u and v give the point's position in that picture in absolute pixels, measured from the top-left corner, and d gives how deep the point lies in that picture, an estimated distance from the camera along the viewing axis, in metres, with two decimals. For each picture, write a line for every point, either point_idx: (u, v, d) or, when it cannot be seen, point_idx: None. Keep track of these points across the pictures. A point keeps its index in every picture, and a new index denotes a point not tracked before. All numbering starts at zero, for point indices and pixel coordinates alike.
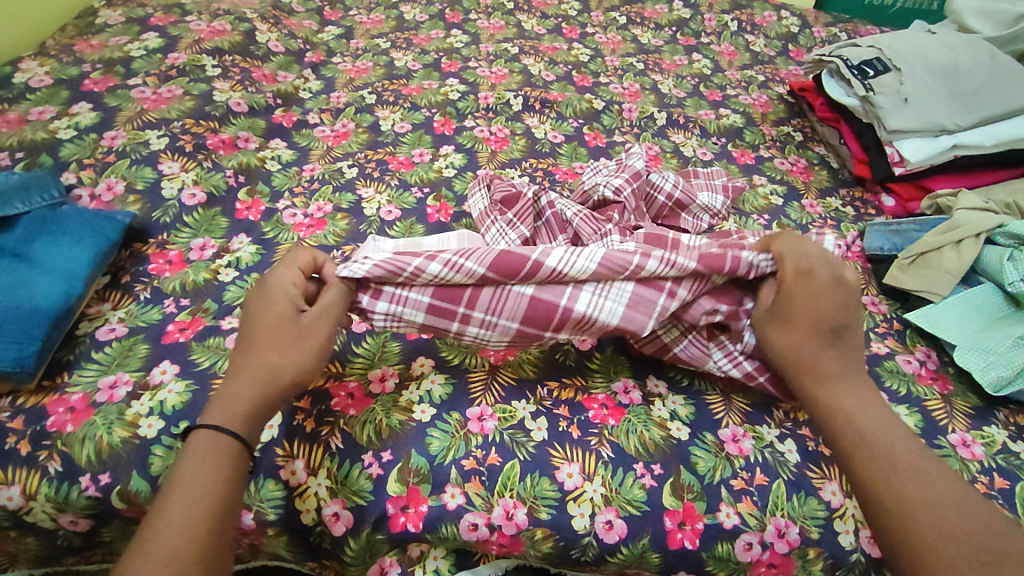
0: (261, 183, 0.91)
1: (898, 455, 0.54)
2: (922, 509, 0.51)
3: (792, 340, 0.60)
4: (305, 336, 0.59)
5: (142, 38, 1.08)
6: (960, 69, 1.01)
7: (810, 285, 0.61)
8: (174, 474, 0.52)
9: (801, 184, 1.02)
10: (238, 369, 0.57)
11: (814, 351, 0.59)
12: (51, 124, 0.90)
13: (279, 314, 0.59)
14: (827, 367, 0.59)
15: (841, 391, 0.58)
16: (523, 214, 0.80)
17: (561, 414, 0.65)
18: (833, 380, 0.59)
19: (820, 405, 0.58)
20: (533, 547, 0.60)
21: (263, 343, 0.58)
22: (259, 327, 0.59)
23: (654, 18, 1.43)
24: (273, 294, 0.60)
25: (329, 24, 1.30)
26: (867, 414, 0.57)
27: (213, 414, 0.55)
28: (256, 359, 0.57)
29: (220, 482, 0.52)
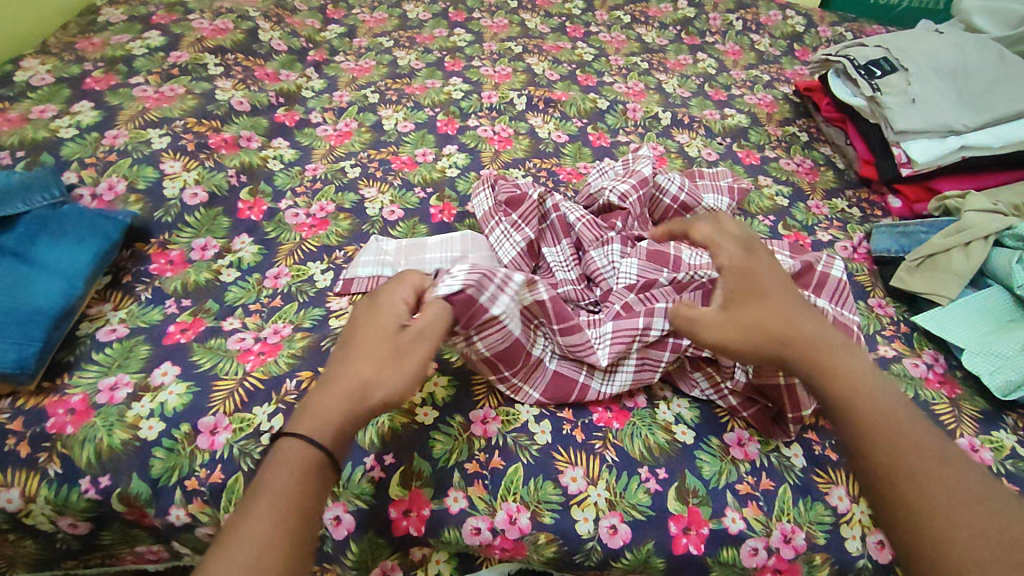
0: (264, 183, 0.91)
1: (886, 423, 0.49)
2: (949, 481, 0.46)
3: (769, 309, 0.56)
4: (406, 355, 0.54)
5: (144, 36, 1.08)
6: (969, 70, 1.00)
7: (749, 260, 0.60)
8: (260, 484, 0.46)
9: (806, 185, 1.01)
10: (335, 380, 0.52)
11: (792, 320, 0.56)
12: (52, 123, 0.89)
13: (387, 330, 0.55)
14: (811, 336, 0.55)
15: (837, 362, 0.53)
16: (528, 216, 0.79)
17: (565, 417, 0.65)
18: (827, 351, 0.54)
19: (822, 380, 0.52)
20: (536, 552, 0.60)
21: (366, 357, 0.53)
22: (365, 341, 0.54)
23: (658, 17, 1.42)
24: (384, 309, 0.56)
25: (332, 22, 1.29)
26: (870, 381, 0.52)
27: (305, 424, 0.49)
28: (356, 372, 0.52)
29: (305, 492, 0.46)
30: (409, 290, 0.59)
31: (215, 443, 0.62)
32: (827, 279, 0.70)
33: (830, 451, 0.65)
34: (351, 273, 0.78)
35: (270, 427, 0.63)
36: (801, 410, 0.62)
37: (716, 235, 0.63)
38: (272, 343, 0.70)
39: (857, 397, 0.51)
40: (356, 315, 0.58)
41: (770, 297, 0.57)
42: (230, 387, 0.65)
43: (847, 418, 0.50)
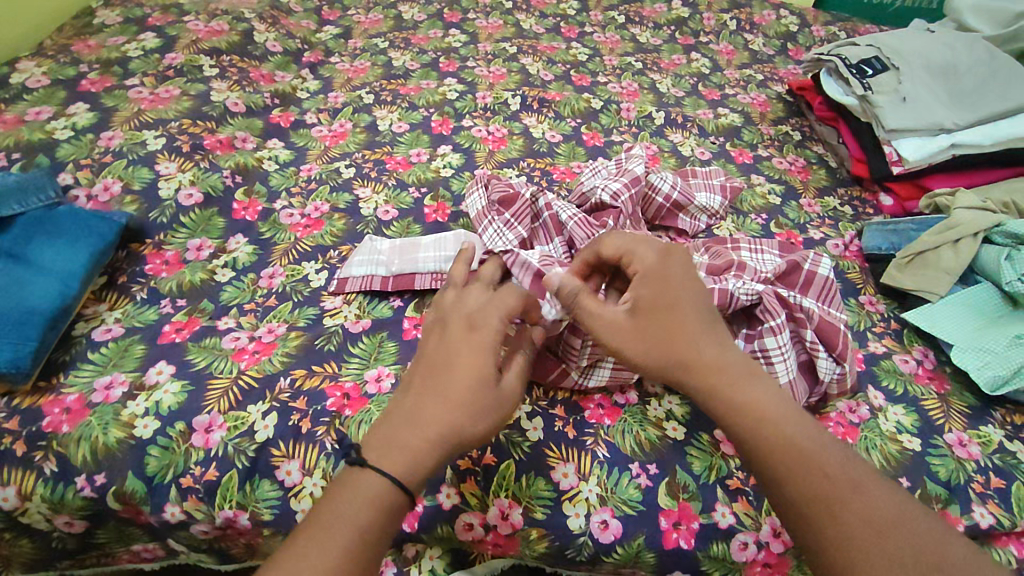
0: (259, 184, 0.91)
1: (814, 461, 0.49)
2: (852, 508, 0.47)
3: (677, 330, 0.55)
4: (498, 404, 0.53)
5: (140, 38, 1.08)
6: (958, 70, 1.02)
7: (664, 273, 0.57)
8: (330, 505, 0.49)
9: (798, 183, 1.02)
10: (424, 420, 0.52)
11: (698, 343, 0.55)
12: (48, 124, 0.90)
13: (484, 372, 0.53)
14: (713, 359, 0.54)
15: (741, 387, 0.53)
16: (521, 215, 0.80)
17: (556, 414, 0.65)
18: (731, 376, 0.53)
19: (724, 405, 0.53)
20: (528, 547, 0.61)
21: (459, 400, 0.52)
22: (460, 378, 0.53)
23: (652, 17, 1.42)
24: (484, 343, 0.54)
25: (327, 23, 1.30)
26: (779, 412, 0.52)
27: (391, 461, 0.50)
28: (446, 414, 0.51)
29: (376, 529, 0.48)
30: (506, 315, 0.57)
31: (209, 441, 0.62)
32: (813, 277, 0.72)
33: None
34: (345, 272, 0.78)
35: (264, 425, 0.63)
36: None
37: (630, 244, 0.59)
38: (266, 342, 0.71)
39: (759, 424, 0.51)
40: (452, 334, 0.56)
41: (679, 315, 0.55)
42: (224, 386, 0.66)
43: (749, 447, 0.51)
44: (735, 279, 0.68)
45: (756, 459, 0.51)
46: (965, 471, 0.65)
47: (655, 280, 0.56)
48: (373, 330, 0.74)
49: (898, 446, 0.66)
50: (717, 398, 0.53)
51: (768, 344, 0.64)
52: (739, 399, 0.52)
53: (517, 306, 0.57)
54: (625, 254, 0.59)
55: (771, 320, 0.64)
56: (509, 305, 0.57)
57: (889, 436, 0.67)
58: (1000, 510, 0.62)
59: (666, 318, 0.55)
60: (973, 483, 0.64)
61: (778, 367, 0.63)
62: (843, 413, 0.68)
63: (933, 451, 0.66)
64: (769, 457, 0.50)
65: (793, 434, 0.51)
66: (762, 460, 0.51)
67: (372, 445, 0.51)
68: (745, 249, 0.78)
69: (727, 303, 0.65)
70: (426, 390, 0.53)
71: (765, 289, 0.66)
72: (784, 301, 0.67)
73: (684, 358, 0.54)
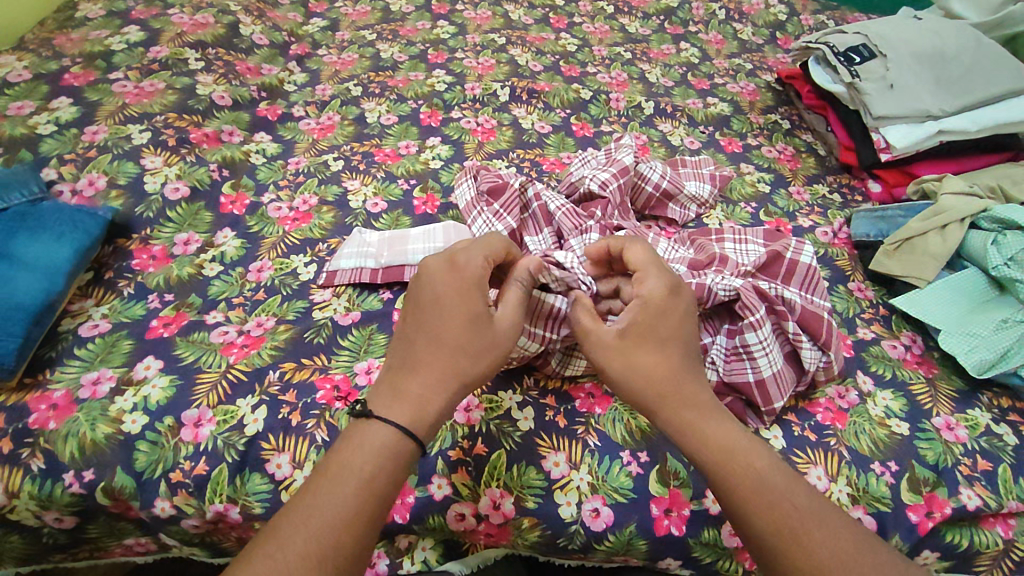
0: (246, 177, 0.90)
1: (781, 493, 0.50)
2: (816, 538, 0.48)
3: (663, 356, 0.55)
4: (495, 343, 0.55)
5: (123, 31, 1.07)
6: (946, 55, 1.01)
7: (671, 300, 0.57)
8: (342, 456, 0.50)
9: (788, 172, 1.02)
10: (422, 367, 0.54)
11: (682, 373, 0.55)
12: (30, 119, 0.89)
13: (474, 310, 0.55)
14: (690, 390, 0.55)
15: (711, 420, 0.54)
16: (509, 206, 0.80)
17: (547, 403, 0.65)
18: (704, 409, 0.54)
19: (698, 438, 0.53)
20: (520, 536, 0.60)
21: (456, 339, 0.54)
22: (452, 317, 0.55)
23: (642, 7, 1.42)
24: (471, 280, 0.56)
25: (314, 16, 1.29)
26: (743, 443, 0.53)
27: (398, 410, 0.52)
28: (446, 357, 0.54)
29: (390, 479, 0.50)
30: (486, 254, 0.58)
31: (198, 435, 0.62)
32: (796, 266, 0.72)
33: (809, 431, 0.66)
34: (334, 265, 0.78)
35: (253, 419, 0.63)
36: (773, 405, 0.64)
37: (648, 266, 0.59)
38: (255, 336, 0.71)
39: (726, 455, 0.52)
40: (437, 276, 0.57)
41: (667, 346, 0.56)
42: (213, 379, 0.66)
43: (715, 477, 0.52)
44: (715, 273, 0.70)
45: (726, 492, 0.51)
46: (952, 454, 0.65)
47: (659, 310, 0.56)
48: (363, 322, 0.73)
49: (887, 430, 0.66)
50: (686, 430, 0.54)
51: (749, 339, 0.64)
52: (710, 433, 0.53)
53: (498, 247, 0.59)
54: (642, 271, 0.59)
55: (751, 315, 0.64)
56: (493, 249, 0.59)
57: (878, 421, 0.67)
58: (987, 492, 0.63)
59: (656, 345, 0.56)
60: (960, 466, 0.65)
61: (761, 361, 0.63)
62: (833, 399, 0.69)
63: (919, 435, 0.66)
64: (734, 489, 0.51)
65: (763, 465, 0.51)
66: (731, 490, 0.51)
67: (377, 399, 0.53)
68: (729, 239, 0.79)
69: (705, 297, 0.66)
70: (423, 338, 0.55)
71: (744, 284, 0.66)
72: (764, 295, 0.67)
73: (659, 388, 0.55)
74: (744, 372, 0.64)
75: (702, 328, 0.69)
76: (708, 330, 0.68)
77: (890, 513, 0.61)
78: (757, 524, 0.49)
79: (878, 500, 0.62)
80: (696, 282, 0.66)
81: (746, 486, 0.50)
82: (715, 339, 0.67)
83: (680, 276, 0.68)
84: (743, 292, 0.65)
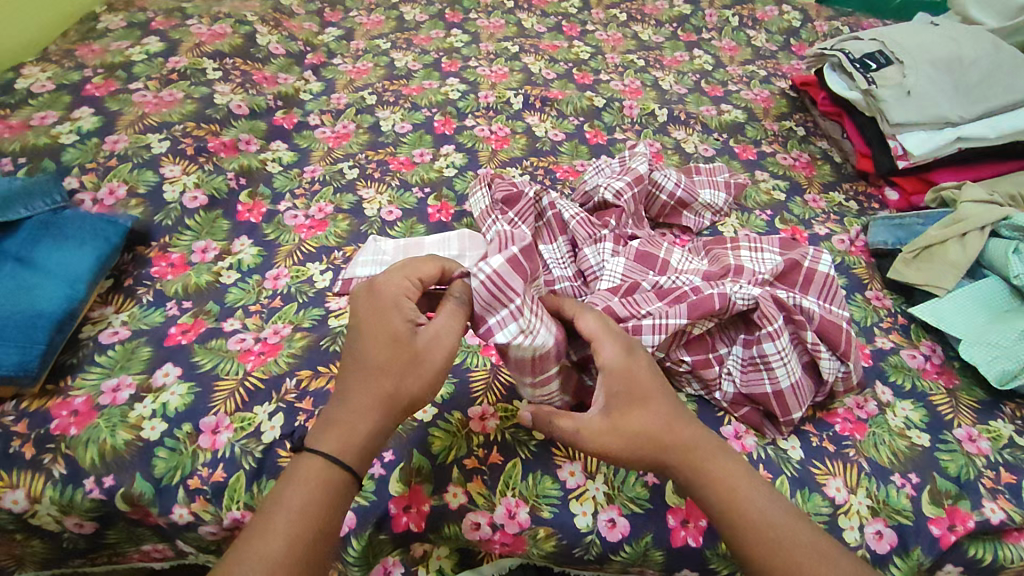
0: (263, 186, 0.91)
1: (784, 534, 0.50)
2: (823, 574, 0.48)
3: (654, 415, 0.54)
4: (419, 358, 0.54)
5: (143, 42, 1.09)
6: (964, 62, 1.00)
7: (635, 369, 0.56)
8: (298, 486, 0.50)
9: (803, 179, 1.02)
10: (351, 389, 0.54)
11: (671, 424, 0.54)
12: (53, 129, 0.90)
13: (395, 331, 0.54)
14: (687, 440, 0.54)
15: (712, 464, 0.53)
16: (524, 214, 0.80)
17: (562, 412, 0.65)
18: (700, 455, 0.54)
19: (702, 482, 0.53)
20: (535, 546, 0.60)
21: (378, 364, 0.54)
22: (374, 344, 0.54)
23: (655, 14, 1.42)
24: (391, 305, 0.56)
25: (329, 25, 1.30)
26: (740, 484, 0.52)
27: (329, 438, 0.51)
28: (370, 376, 0.53)
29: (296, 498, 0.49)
30: (410, 279, 0.58)
31: (216, 442, 0.63)
32: (814, 274, 0.72)
33: (827, 442, 0.65)
34: (350, 273, 0.78)
35: (270, 426, 0.64)
36: (791, 415, 0.64)
37: (598, 335, 0.57)
38: (272, 343, 0.71)
39: (732, 497, 0.52)
40: (361, 302, 0.57)
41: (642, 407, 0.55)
42: (231, 387, 0.66)
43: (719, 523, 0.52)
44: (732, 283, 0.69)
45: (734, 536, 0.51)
46: (975, 466, 0.64)
47: (625, 375, 0.55)
48: None
49: (907, 441, 0.66)
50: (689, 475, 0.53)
51: (767, 349, 0.63)
52: (711, 476, 0.53)
53: (425, 271, 0.59)
54: (595, 341, 0.57)
55: (769, 325, 0.63)
56: (418, 273, 0.59)
57: (897, 431, 0.66)
58: (1011, 506, 0.62)
59: (639, 412, 0.54)
60: (983, 479, 0.63)
61: (779, 371, 0.63)
62: (851, 409, 0.68)
63: (940, 448, 0.65)
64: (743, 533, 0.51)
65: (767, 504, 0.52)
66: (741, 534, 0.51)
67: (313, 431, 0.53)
68: (745, 248, 0.78)
69: (726, 307, 0.64)
70: (352, 363, 0.55)
71: (762, 293, 0.65)
72: (782, 304, 0.66)
73: (658, 443, 0.53)
74: (761, 382, 0.64)
75: (717, 339, 0.68)
76: (723, 341, 0.68)
77: (911, 526, 0.60)
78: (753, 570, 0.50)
79: (898, 512, 0.61)
80: (717, 291, 0.64)
81: (757, 529, 0.50)
82: (732, 350, 0.66)
83: (699, 288, 0.67)
84: (762, 302, 0.64)
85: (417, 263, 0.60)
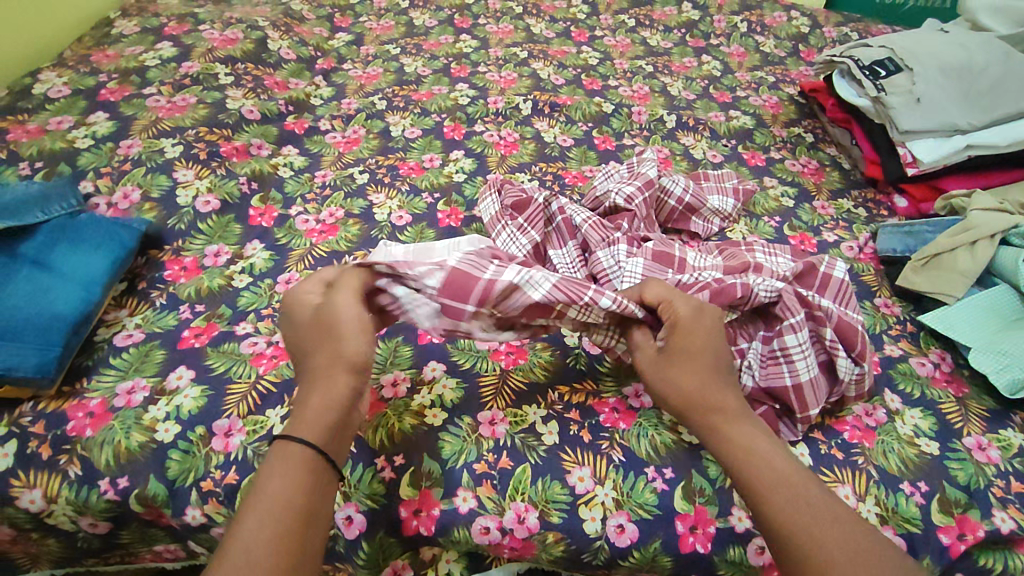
0: (274, 190, 0.92)
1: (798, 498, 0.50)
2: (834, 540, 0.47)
3: (694, 372, 0.58)
4: (342, 333, 0.56)
5: (157, 47, 1.10)
6: (974, 68, 1.00)
7: (692, 326, 0.59)
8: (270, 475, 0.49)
9: (811, 186, 1.02)
10: (299, 390, 0.56)
11: (707, 383, 0.57)
12: (69, 133, 0.91)
13: (317, 325, 0.58)
14: (721, 402, 0.57)
15: (738, 426, 0.55)
16: (534, 219, 0.81)
17: (571, 418, 0.65)
18: (730, 416, 0.56)
19: (721, 439, 0.55)
20: (544, 550, 0.60)
21: (314, 358, 0.56)
22: (309, 343, 0.57)
23: (663, 20, 1.43)
24: (302, 311, 0.59)
25: (340, 31, 1.31)
26: (762, 450, 0.53)
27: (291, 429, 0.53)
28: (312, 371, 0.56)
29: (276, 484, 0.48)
30: (313, 285, 0.61)
31: (229, 444, 0.63)
32: (829, 279, 0.72)
33: (836, 449, 0.65)
34: None
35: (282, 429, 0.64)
36: (808, 412, 0.64)
37: (668, 294, 0.61)
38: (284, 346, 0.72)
39: (751, 458, 0.53)
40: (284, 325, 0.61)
41: (696, 363, 0.58)
42: (243, 390, 0.67)
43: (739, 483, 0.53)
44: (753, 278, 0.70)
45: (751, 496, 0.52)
46: (985, 475, 0.64)
47: (681, 330, 0.59)
48: (388, 334, 0.73)
49: (916, 449, 0.66)
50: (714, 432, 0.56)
51: (788, 341, 0.64)
52: (733, 436, 0.55)
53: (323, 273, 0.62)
54: (664, 301, 0.61)
55: (791, 317, 0.64)
56: (320, 278, 0.62)
57: (907, 439, 0.66)
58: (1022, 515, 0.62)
59: (685, 365, 0.58)
60: (993, 488, 0.63)
61: (799, 364, 0.63)
62: (860, 416, 0.68)
63: (949, 456, 0.65)
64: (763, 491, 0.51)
65: (786, 470, 0.52)
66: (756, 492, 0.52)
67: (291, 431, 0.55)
68: (760, 251, 0.78)
69: (747, 297, 0.66)
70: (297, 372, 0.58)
71: (786, 287, 0.66)
72: (803, 300, 0.66)
73: (694, 394, 0.57)
74: (781, 376, 0.64)
75: (737, 334, 0.68)
76: (744, 335, 0.68)
77: (921, 534, 0.60)
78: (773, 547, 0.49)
79: (908, 521, 0.61)
80: (741, 280, 0.66)
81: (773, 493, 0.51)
82: (752, 344, 0.67)
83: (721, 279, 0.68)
84: (785, 294, 0.65)
85: (318, 271, 0.63)
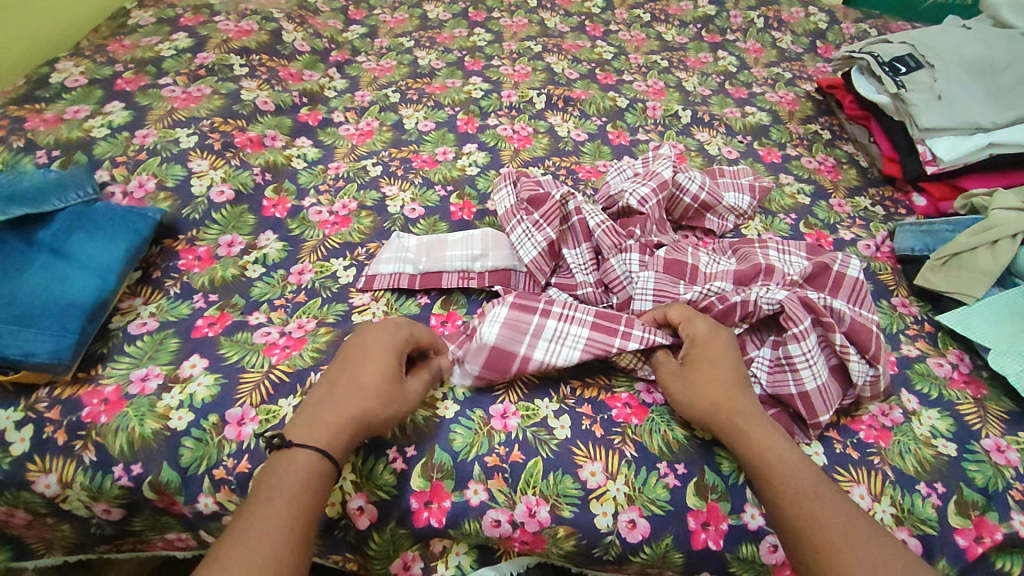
0: (288, 181, 0.92)
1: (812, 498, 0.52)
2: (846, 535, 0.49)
3: (717, 378, 0.60)
4: (400, 400, 0.60)
5: (172, 38, 1.10)
6: (997, 67, 0.99)
7: (714, 340, 0.62)
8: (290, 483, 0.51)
9: (828, 183, 1.00)
10: (336, 401, 0.57)
11: (730, 388, 0.59)
12: (85, 122, 0.92)
13: (392, 369, 0.60)
14: (744, 406, 0.58)
15: (757, 425, 0.57)
16: (550, 215, 0.79)
17: (584, 413, 0.65)
18: (752, 417, 0.58)
19: (739, 438, 0.57)
20: (555, 545, 0.60)
21: (368, 390, 0.58)
22: (375, 372, 0.59)
23: (678, 15, 1.41)
24: (392, 347, 0.61)
25: (354, 23, 1.31)
26: (779, 450, 0.55)
27: (314, 434, 0.54)
28: (360, 398, 0.57)
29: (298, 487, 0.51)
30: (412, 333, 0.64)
31: (242, 433, 0.63)
32: (843, 278, 0.71)
33: (851, 449, 0.64)
34: (374, 270, 0.79)
35: None
36: (818, 418, 0.63)
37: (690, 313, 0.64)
38: (296, 337, 0.72)
39: (769, 455, 0.55)
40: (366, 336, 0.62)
41: (721, 370, 0.60)
42: (256, 379, 0.67)
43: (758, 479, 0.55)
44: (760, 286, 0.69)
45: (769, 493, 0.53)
46: (1004, 478, 0.63)
47: (705, 343, 0.62)
48: None
49: (933, 450, 0.65)
50: (735, 429, 0.57)
51: (792, 350, 0.63)
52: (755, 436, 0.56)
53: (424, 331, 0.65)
54: (685, 319, 0.64)
55: (794, 326, 0.63)
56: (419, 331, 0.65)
57: (923, 440, 0.66)
58: None
59: (709, 371, 0.60)
60: (1012, 491, 0.62)
61: (805, 373, 0.63)
62: (876, 416, 0.67)
63: (967, 458, 0.64)
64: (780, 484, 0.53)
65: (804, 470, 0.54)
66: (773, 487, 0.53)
67: (293, 428, 0.55)
68: (773, 248, 0.78)
69: (750, 313, 0.67)
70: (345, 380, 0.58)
71: (789, 296, 0.65)
72: (811, 305, 0.65)
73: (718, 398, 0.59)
74: (787, 384, 0.64)
75: (747, 341, 0.68)
76: (753, 342, 0.68)
77: (937, 536, 0.60)
78: (800, 550, 0.50)
79: (924, 522, 0.60)
80: (740, 299, 0.66)
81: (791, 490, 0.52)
82: (760, 351, 0.67)
83: (726, 294, 0.68)
84: (786, 304, 0.64)
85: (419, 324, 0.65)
